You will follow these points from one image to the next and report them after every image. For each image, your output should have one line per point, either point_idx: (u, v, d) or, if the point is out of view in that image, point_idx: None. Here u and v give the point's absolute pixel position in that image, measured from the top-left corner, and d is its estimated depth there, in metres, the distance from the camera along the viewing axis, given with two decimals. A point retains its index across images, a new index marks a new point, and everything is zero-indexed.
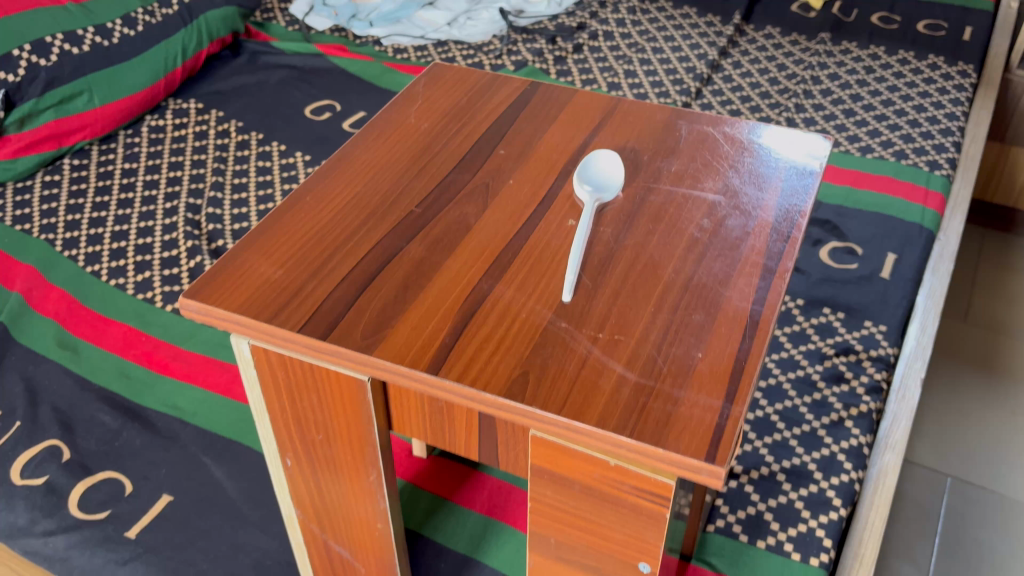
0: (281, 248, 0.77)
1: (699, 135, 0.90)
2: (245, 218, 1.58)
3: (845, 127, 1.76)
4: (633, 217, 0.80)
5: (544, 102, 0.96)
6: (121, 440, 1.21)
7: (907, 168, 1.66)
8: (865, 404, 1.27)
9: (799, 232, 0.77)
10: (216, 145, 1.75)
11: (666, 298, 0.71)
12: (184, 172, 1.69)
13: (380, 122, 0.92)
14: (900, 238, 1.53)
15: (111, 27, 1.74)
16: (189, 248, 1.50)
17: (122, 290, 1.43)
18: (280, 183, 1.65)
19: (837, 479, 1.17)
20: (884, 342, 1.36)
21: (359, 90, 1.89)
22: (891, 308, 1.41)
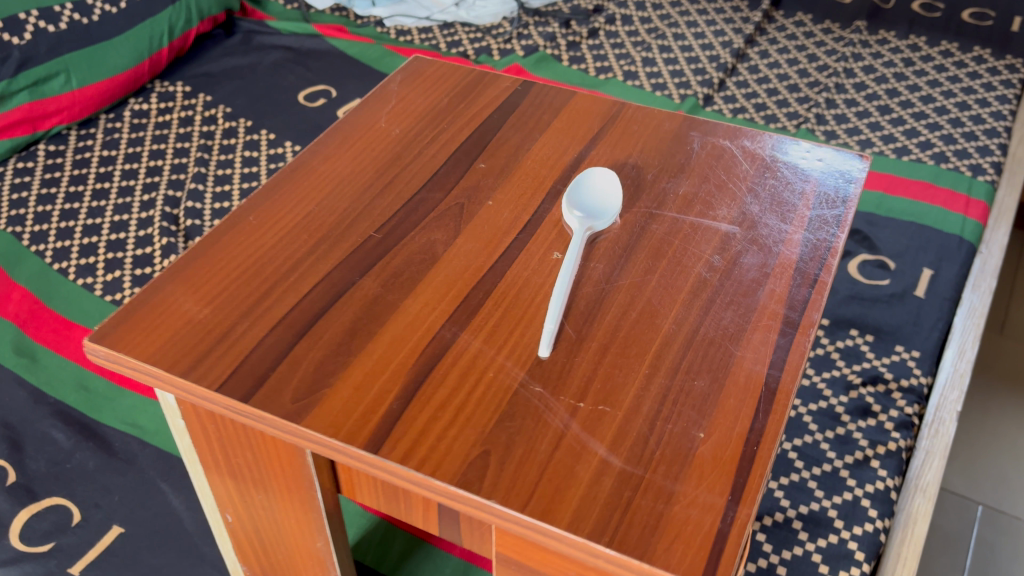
0: (211, 280, 0.65)
1: (714, 149, 0.77)
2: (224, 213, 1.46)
3: (880, 125, 1.60)
4: (631, 251, 0.67)
5: (536, 105, 0.83)
6: (73, 462, 1.10)
7: (946, 172, 1.50)
8: (894, 442, 1.13)
9: (828, 275, 0.65)
10: (201, 133, 1.64)
11: (665, 356, 0.59)
12: (166, 163, 1.57)
13: (345, 126, 0.80)
14: (937, 251, 1.37)
15: (91, 4, 1.61)
16: (164, 246, 1.38)
17: (89, 290, 1.31)
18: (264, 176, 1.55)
19: (860, 528, 1.04)
20: (917, 370, 1.22)
21: (357, 76, 1.77)
22: (924, 332, 1.26)
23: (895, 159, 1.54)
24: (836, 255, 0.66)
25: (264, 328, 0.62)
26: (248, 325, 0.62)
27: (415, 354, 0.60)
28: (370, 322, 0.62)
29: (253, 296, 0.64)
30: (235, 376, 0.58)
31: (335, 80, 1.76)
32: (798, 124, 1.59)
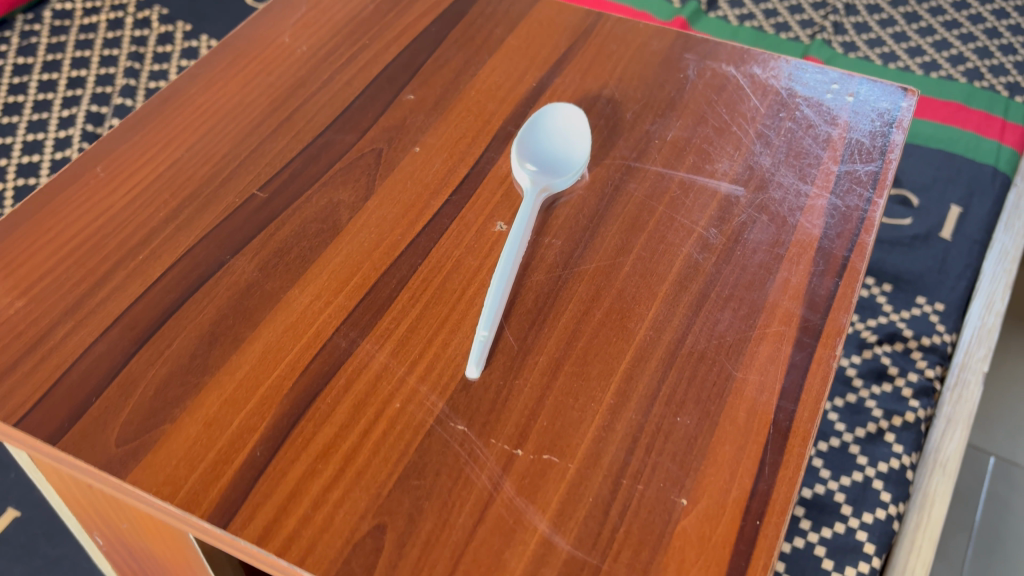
0: (33, 260, 0.49)
1: (714, 80, 0.59)
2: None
3: (906, 34, 1.30)
4: (599, 222, 0.50)
5: (487, 15, 0.64)
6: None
7: (980, 91, 1.20)
8: (914, 412, 0.86)
9: (863, 259, 0.48)
10: (134, 39, 1.14)
11: (638, 378, 0.43)
12: (90, 73, 1.08)
13: (237, 41, 0.62)
14: (968, 183, 1.07)
15: None
16: None
17: None
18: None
19: (871, 515, 0.78)
20: (942, 326, 0.93)
21: None
22: (951, 281, 0.97)
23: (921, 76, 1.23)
24: (873, 231, 0.49)
25: (95, 330, 0.45)
26: (72, 328, 0.45)
27: (295, 373, 0.43)
28: (238, 323, 0.45)
29: (87, 284, 0.47)
30: (45, 403, 0.42)
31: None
32: (813, 33, 1.30)
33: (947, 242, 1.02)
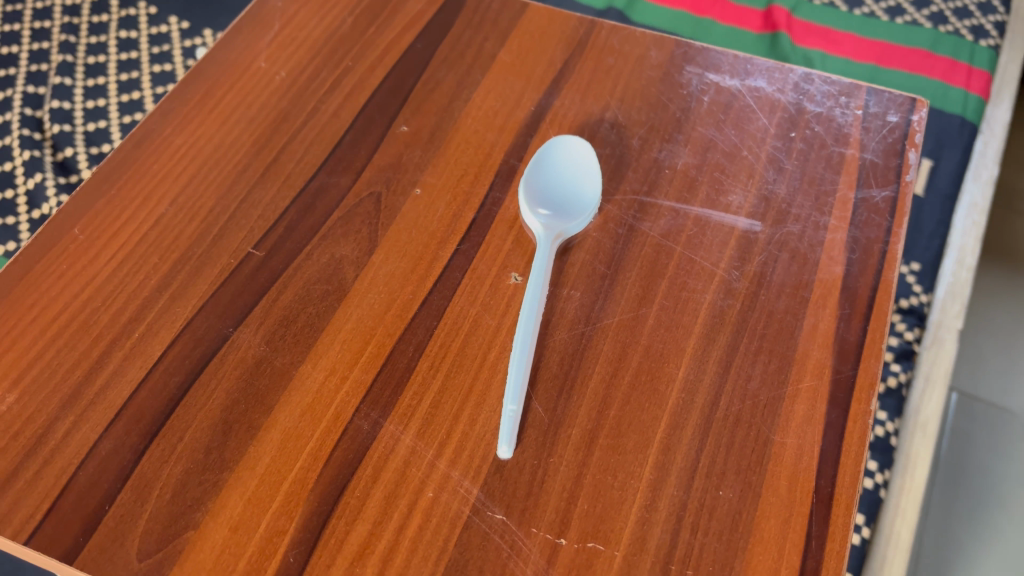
0: (19, 344, 0.45)
1: (719, 96, 0.56)
2: (105, 115, 0.87)
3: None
4: (617, 268, 0.48)
5: (474, 26, 0.60)
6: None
7: (946, 34, 0.95)
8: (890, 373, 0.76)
9: (889, 299, 0.47)
10: None
11: (676, 448, 0.42)
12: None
13: (211, 68, 0.57)
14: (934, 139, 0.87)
15: None
16: (28, 160, 0.82)
17: None
18: (183, 60, 0.92)
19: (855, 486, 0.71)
20: (917, 279, 0.81)
21: None
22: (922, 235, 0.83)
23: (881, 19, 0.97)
24: (896, 266, 0.48)
25: (97, 426, 0.43)
26: (73, 424, 0.43)
27: (318, 463, 0.41)
28: (251, 408, 0.43)
29: (82, 370, 0.44)
30: (55, 515, 0.40)
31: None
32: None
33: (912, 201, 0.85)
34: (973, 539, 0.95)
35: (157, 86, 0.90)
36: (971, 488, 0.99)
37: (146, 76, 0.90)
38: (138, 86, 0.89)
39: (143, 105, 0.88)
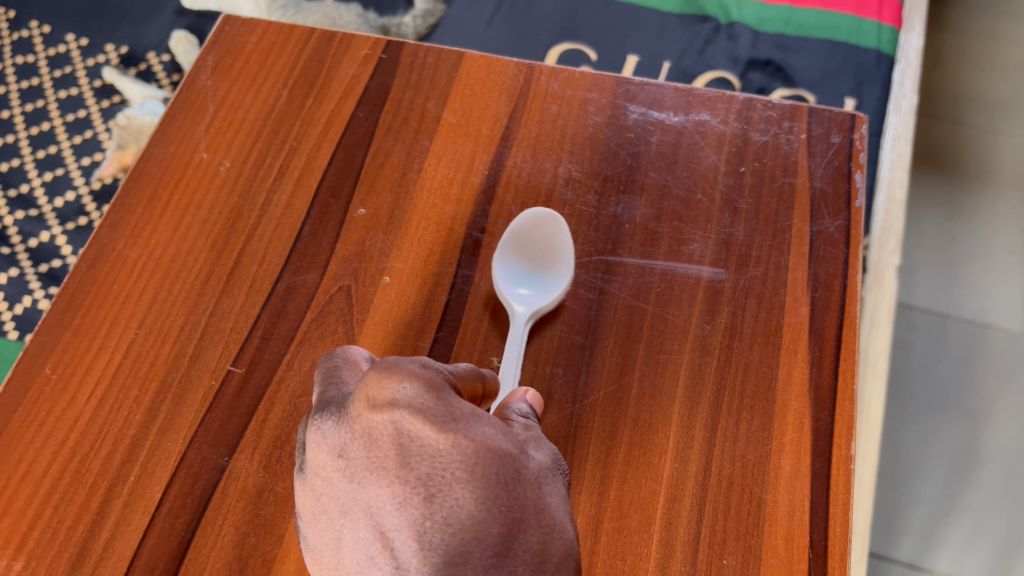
0: (14, 504, 0.45)
1: (666, 136, 0.57)
2: (16, 152, 0.95)
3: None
4: (594, 338, 0.49)
5: (414, 85, 0.59)
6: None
7: None
8: None
9: (855, 336, 0.49)
10: None
11: (677, 522, 0.44)
12: None
13: (151, 167, 0.56)
14: (854, 73, 0.92)
15: None
16: None
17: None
18: (85, 78, 0.99)
19: None
20: None
21: None
22: None
23: None
24: (858, 300, 0.51)
25: None
26: None
27: None
28: (262, 540, 0.44)
29: (84, 524, 0.44)
30: None
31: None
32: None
33: None
34: (917, 444, 1.01)
35: (73, 136, 0.96)
36: (913, 394, 1.05)
37: (59, 125, 0.96)
38: (53, 138, 0.95)
39: (59, 159, 0.94)
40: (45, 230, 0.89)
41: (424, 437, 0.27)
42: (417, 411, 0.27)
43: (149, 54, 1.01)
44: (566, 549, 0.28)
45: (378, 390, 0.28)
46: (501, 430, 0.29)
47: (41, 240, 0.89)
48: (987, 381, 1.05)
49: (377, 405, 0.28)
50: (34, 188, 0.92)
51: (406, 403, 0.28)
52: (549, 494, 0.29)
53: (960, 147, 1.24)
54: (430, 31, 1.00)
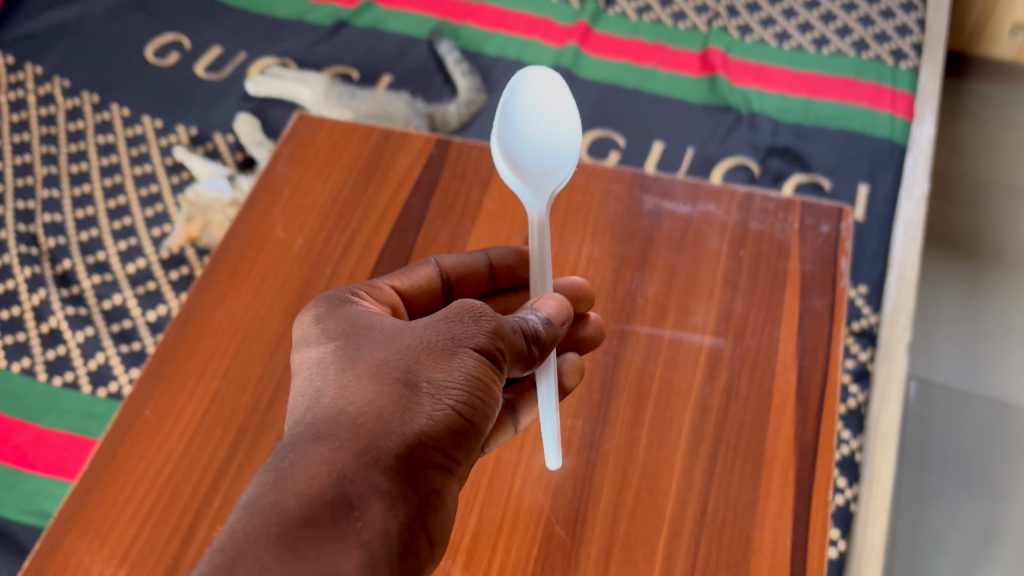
0: (118, 522, 0.54)
1: (675, 223, 0.66)
2: (95, 222, 1.06)
3: (794, 9, 1.27)
4: (609, 395, 0.57)
5: (460, 176, 0.69)
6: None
7: (870, 63, 1.17)
8: (855, 398, 0.85)
9: (834, 399, 0.57)
10: (41, 118, 1.18)
11: (676, 553, 0.51)
12: (6, 164, 1.12)
13: (233, 242, 0.66)
14: (869, 161, 1.06)
15: None
16: (28, 278, 1.00)
17: (27, 373, 0.92)
18: (159, 156, 1.12)
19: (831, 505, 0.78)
20: (868, 309, 0.91)
21: (229, 21, 1.30)
22: (871, 261, 0.96)
23: (814, 52, 1.21)
24: (838, 368, 0.58)
25: None
26: None
27: None
28: None
29: (176, 540, 0.53)
30: None
31: (220, 37, 1.28)
32: (709, 20, 1.26)
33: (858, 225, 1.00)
34: (939, 517, 1.03)
35: (145, 209, 1.07)
36: (934, 466, 1.07)
37: (132, 199, 1.08)
38: (128, 211, 1.07)
39: (133, 229, 1.05)
40: (118, 293, 0.98)
41: (300, 365, 0.42)
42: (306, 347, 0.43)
43: (215, 134, 1.14)
44: (391, 396, 0.38)
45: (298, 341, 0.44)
46: (352, 336, 0.42)
47: (114, 302, 0.98)
48: (1010, 452, 1.10)
49: (295, 353, 0.44)
50: (110, 256, 1.02)
51: (303, 344, 0.43)
52: (380, 363, 0.39)
53: (986, 231, 1.31)
54: (473, 118, 1.15)
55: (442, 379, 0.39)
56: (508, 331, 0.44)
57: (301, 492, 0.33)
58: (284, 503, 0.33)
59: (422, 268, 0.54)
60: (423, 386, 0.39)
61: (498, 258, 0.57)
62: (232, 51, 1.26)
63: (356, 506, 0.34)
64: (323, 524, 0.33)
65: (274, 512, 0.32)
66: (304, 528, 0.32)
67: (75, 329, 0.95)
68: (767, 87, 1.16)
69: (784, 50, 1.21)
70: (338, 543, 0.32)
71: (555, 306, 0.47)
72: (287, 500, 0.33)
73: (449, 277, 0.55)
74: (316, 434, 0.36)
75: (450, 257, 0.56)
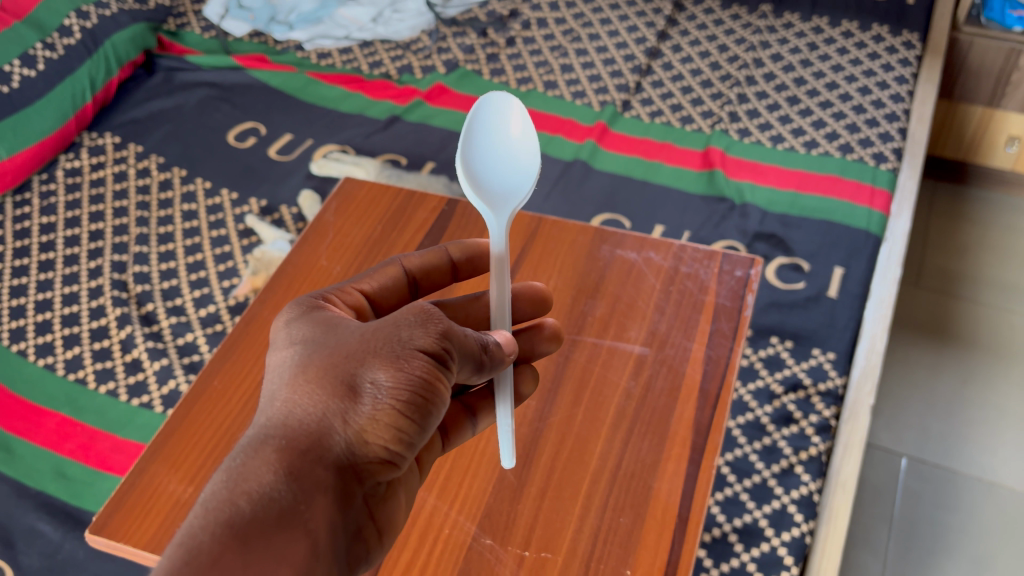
0: (191, 457, 0.73)
1: (623, 264, 0.86)
2: (175, 274, 1.28)
3: (789, 116, 1.47)
4: (558, 384, 0.77)
5: (463, 226, 0.90)
6: (64, 553, 0.98)
7: (853, 164, 1.36)
8: (816, 447, 1.00)
9: (728, 394, 0.75)
10: (137, 188, 1.43)
11: (595, 493, 0.69)
12: (106, 224, 1.36)
13: (289, 267, 0.88)
14: (846, 248, 1.23)
15: (33, 53, 1.43)
16: (118, 316, 1.21)
17: (113, 397, 1.12)
18: (233, 222, 1.35)
19: (789, 534, 0.92)
20: (833, 372, 1.07)
21: (299, 114, 1.56)
22: (839, 332, 1.12)
23: (805, 153, 1.40)
24: (735, 372, 0.76)
25: None
26: None
27: None
28: None
29: None
30: None
31: (291, 125, 1.54)
32: (713, 123, 1.48)
33: (832, 301, 1.16)
34: None
35: (218, 264, 1.29)
36: (925, 539, 1.25)
37: (208, 256, 1.30)
38: (203, 266, 1.29)
39: (206, 281, 1.27)
40: (190, 333, 1.19)
41: (275, 369, 0.54)
42: (282, 352, 0.55)
43: (282, 206, 1.37)
44: (337, 404, 0.50)
45: (279, 343, 0.57)
46: (316, 349, 0.54)
47: (187, 339, 1.18)
48: (990, 524, 1.25)
49: (275, 354, 0.56)
50: (186, 301, 1.24)
51: (281, 350, 0.56)
52: (333, 371, 0.52)
53: (980, 327, 1.51)
54: None
55: (381, 384, 0.51)
56: (456, 336, 0.56)
57: (253, 492, 0.45)
58: (242, 499, 0.45)
59: (388, 265, 0.71)
60: (367, 389, 0.51)
61: (458, 254, 0.77)
62: (302, 138, 1.51)
63: (302, 501, 0.46)
64: (274, 516, 0.45)
65: (234, 506, 0.45)
66: (255, 519, 0.44)
67: (153, 360, 1.15)
68: (759, 181, 1.36)
69: (779, 151, 1.41)
70: (284, 532, 0.45)
71: (504, 341, 0.63)
72: (245, 496, 0.45)
73: (412, 272, 0.73)
74: (276, 439, 0.49)
75: (415, 258, 0.74)
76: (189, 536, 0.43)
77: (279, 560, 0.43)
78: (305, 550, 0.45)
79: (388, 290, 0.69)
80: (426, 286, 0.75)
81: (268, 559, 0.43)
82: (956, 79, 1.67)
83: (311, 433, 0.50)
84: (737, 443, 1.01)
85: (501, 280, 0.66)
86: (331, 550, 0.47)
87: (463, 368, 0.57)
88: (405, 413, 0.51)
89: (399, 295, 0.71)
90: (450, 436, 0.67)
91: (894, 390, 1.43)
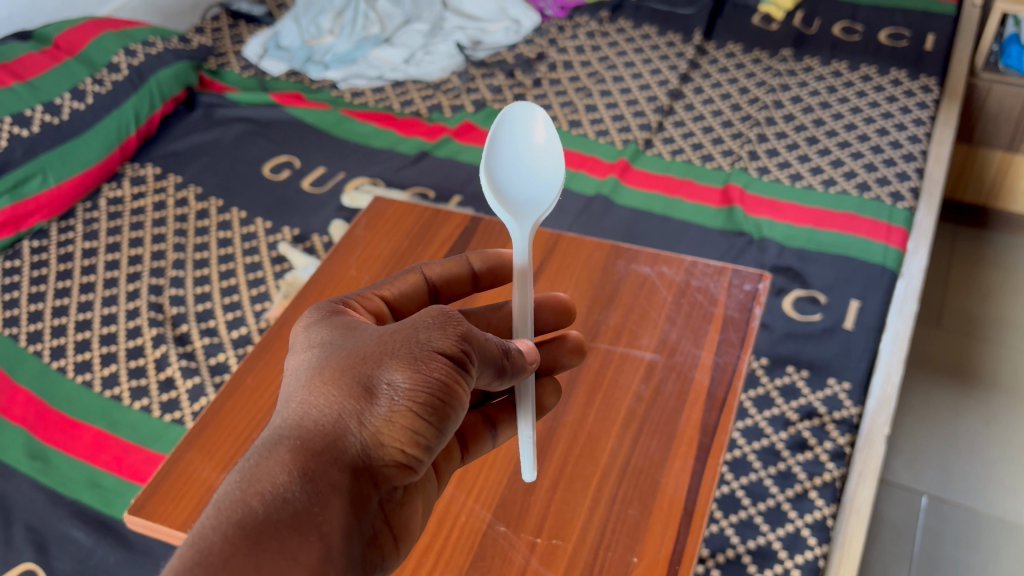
0: (223, 447, 0.77)
1: (637, 279, 0.90)
2: (209, 297, 1.33)
3: (807, 155, 1.51)
4: (572, 387, 0.80)
5: (485, 241, 0.95)
6: (95, 558, 0.98)
7: (870, 202, 1.39)
8: (830, 473, 1.01)
9: (735, 399, 0.78)
10: (176, 217, 1.49)
11: (604, 487, 0.73)
12: (145, 249, 1.42)
13: (321, 276, 0.93)
14: (862, 282, 1.26)
15: (82, 87, 1.52)
16: (153, 336, 1.26)
17: (146, 413, 1.15)
18: (266, 249, 1.41)
19: (802, 557, 0.93)
20: (848, 402, 1.09)
21: (332, 148, 1.63)
22: (854, 362, 1.14)
23: (823, 191, 1.43)
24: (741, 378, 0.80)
25: None
26: None
27: None
28: None
29: None
30: None
31: (324, 159, 1.60)
32: (732, 161, 1.52)
33: (848, 332, 1.19)
34: None
35: (251, 288, 1.34)
36: None
37: (241, 281, 1.35)
38: (236, 290, 1.34)
39: (238, 305, 1.31)
40: (222, 353, 1.23)
41: (291, 373, 0.53)
42: (300, 356, 0.54)
43: (314, 235, 1.43)
44: (353, 405, 0.49)
45: (298, 347, 0.56)
46: (333, 352, 0.53)
47: (219, 359, 1.22)
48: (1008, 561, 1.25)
49: (293, 357, 0.55)
50: (219, 322, 1.28)
51: (299, 354, 0.55)
52: (349, 373, 0.51)
53: (1001, 368, 1.53)
54: None
55: (398, 385, 0.50)
56: (476, 339, 0.55)
57: (266, 493, 0.44)
58: (255, 499, 0.44)
59: (408, 271, 0.76)
60: (382, 391, 0.50)
61: (477, 264, 0.82)
62: (334, 171, 1.57)
63: (315, 503, 0.45)
64: (287, 518, 0.43)
65: (246, 507, 0.43)
66: (267, 520, 0.43)
67: (185, 378, 1.19)
68: (777, 218, 1.39)
69: (797, 189, 1.44)
70: (297, 534, 0.43)
71: (526, 349, 0.63)
72: (257, 496, 0.44)
73: (432, 280, 0.78)
74: (291, 439, 0.48)
75: (436, 267, 0.78)
76: (200, 537, 0.41)
77: (291, 562, 0.42)
78: (317, 555, 0.43)
79: (406, 297, 0.74)
80: (445, 294, 0.80)
81: (280, 561, 0.42)
82: (976, 124, 1.71)
83: (325, 434, 0.48)
84: (753, 468, 1.03)
85: (524, 291, 0.69)
86: (345, 554, 0.45)
87: (485, 372, 0.56)
88: (421, 415, 0.50)
89: (418, 301, 0.75)
90: (469, 447, 0.68)
91: (915, 430, 1.45)
